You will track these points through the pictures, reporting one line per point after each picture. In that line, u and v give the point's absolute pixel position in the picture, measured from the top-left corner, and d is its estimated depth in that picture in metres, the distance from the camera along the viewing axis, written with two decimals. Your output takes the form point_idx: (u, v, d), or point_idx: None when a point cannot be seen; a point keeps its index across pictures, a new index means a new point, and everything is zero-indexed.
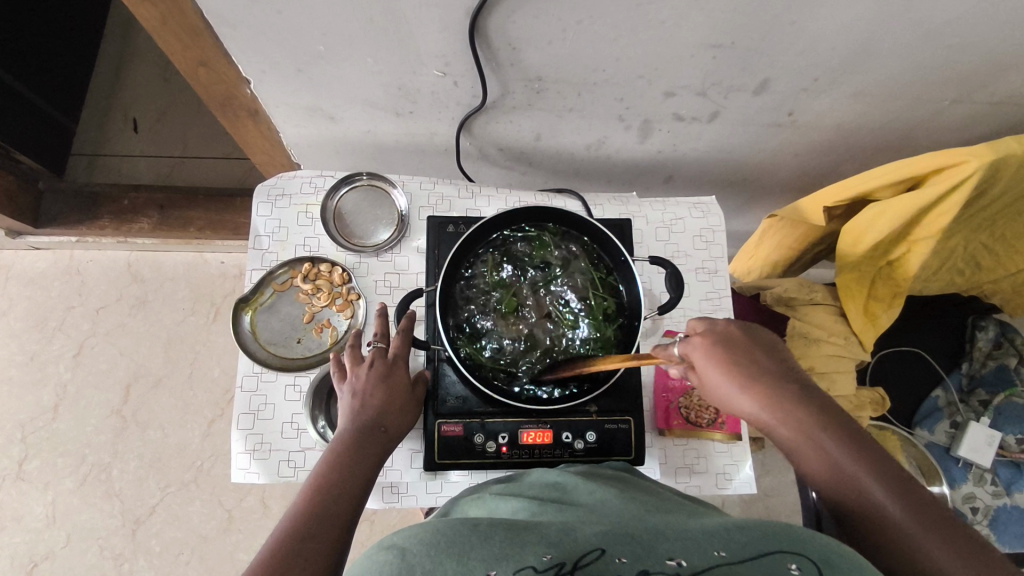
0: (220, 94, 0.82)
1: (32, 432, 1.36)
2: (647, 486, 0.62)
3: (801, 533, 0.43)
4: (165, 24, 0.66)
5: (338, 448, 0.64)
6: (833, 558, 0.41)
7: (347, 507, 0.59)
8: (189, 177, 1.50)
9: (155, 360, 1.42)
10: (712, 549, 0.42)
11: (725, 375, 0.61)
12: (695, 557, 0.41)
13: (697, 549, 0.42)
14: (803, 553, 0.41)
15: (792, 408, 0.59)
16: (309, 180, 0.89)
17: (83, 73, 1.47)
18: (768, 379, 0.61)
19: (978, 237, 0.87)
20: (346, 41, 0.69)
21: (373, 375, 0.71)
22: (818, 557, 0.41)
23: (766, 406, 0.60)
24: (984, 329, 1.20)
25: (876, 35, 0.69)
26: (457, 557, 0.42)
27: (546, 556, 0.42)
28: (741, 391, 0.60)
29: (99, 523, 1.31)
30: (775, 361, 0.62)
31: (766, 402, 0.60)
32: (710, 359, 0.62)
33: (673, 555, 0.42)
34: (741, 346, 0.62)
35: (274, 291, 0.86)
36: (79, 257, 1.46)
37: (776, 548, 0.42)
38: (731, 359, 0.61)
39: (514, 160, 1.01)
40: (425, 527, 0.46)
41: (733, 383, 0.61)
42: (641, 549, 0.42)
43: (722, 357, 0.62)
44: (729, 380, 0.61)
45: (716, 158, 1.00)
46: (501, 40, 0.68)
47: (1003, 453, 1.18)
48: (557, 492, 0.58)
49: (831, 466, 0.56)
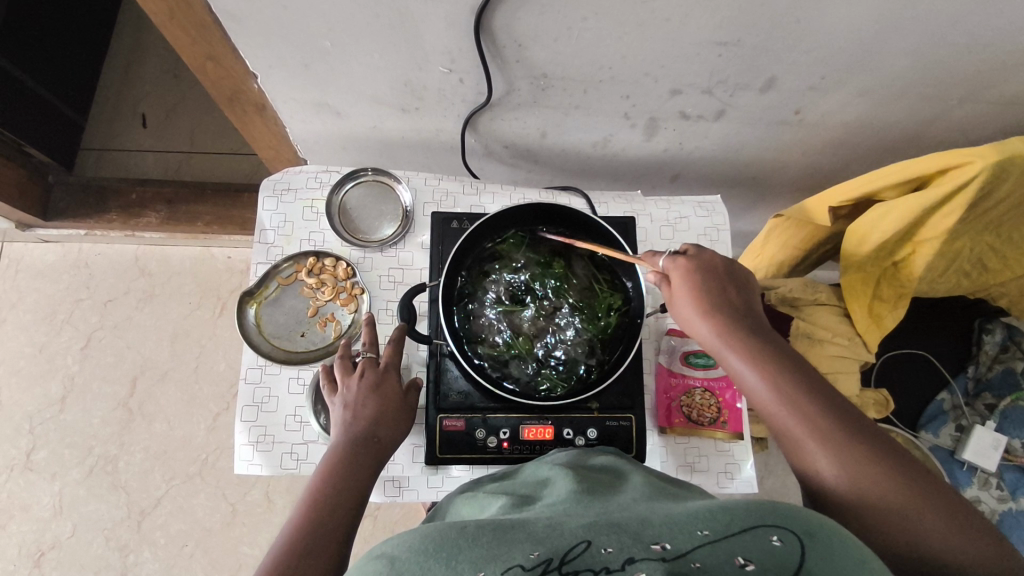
0: (227, 89, 0.82)
1: (40, 423, 1.37)
2: (627, 472, 0.62)
3: (781, 508, 0.44)
4: (173, 18, 0.67)
5: (331, 459, 0.64)
6: (816, 530, 0.43)
7: (343, 520, 0.60)
8: (197, 172, 1.51)
9: (161, 353, 1.43)
10: (696, 531, 0.42)
11: (698, 296, 0.66)
12: (680, 540, 0.41)
13: (682, 533, 0.42)
14: (783, 526, 0.42)
15: (754, 333, 0.64)
16: (316, 175, 0.90)
17: (93, 68, 1.48)
18: (738, 307, 0.66)
19: (984, 239, 0.86)
20: (352, 37, 0.70)
21: (365, 386, 0.71)
22: (801, 531, 0.42)
23: (730, 329, 0.64)
24: (991, 331, 1.19)
25: (884, 35, 0.69)
26: (445, 562, 0.42)
27: (533, 554, 0.41)
28: (710, 312, 0.65)
29: (104, 514, 1.33)
30: (745, 303, 0.67)
31: (732, 324, 0.64)
32: (688, 282, 0.67)
33: (658, 539, 0.42)
34: (716, 277, 0.68)
35: (279, 284, 0.86)
36: (88, 251, 1.47)
37: (758, 524, 0.42)
38: (706, 284, 0.67)
39: (519, 157, 1.01)
40: (414, 532, 0.47)
41: (705, 304, 0.65)
42: (626, 536, 0.42)
43: (699, 283, 0.67)
44: (701, 301, 0.66)
45: (722, 157, 1.00)
46: (506, 37, 0.68)
47: (1009, 457, 1.19)
48: (545, 487, 0.58)
49: (785, 388, 0.59)
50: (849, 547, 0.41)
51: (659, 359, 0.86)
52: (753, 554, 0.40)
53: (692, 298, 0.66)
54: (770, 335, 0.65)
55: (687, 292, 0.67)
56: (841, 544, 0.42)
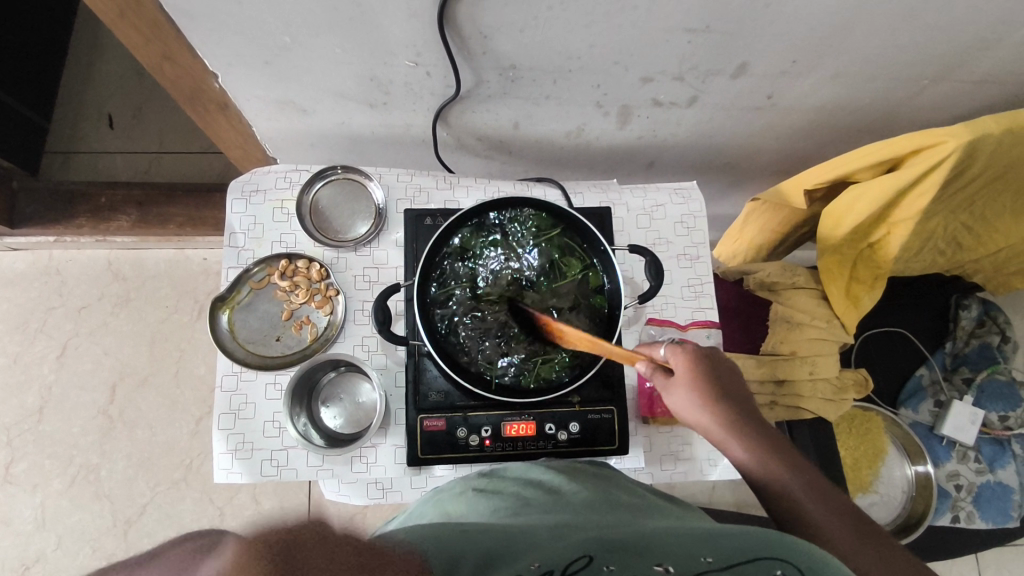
0: (188, 89, 0.80)
1: (18, 435, 1.35)
2: (621, 482, 0.62)
3: (788, 538, 0.48)
4: (125, 19, 0.64)
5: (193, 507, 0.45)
6: (813, 565, 0.47)
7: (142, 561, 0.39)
8: (167, 173, 1.48)
9: (139, 359, 1.40)
10: (701, 556, 0.45)
11: (697, 381, 0.69)
12: (685, 564, 0.45)
13: (687, 555, 0.45)
14: (785, 561, 0.46)
15: (762, 433, 0.68)
16: (284, 174, 0.88)
17: (52, 70, 1.44)
18: (733, 400, 0.69)
19: (958, 218, 0.87)
20: (312, 32, 0.67)
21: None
22: (801, 567, 0.46)
23: (735, 422, 0.67)
24: (968, 307, 1.19)
25: (852, 17, 0.68)
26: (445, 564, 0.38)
27: (534, 564, 0.41)
28: (705, 397, 0.68)
29: (89, 524, 1.31)
30: (732, 386, 0.71)
31: (733, 418, 0.68)
32: (688, 365, 0.70)
33: (663, 561, 0.44)
34: (713, 364, 0.72)
35: (251, 288, 0.84)
36: (59, 257, 1.44)
37: (760, 557, 0.46)
38: (705, 372, 0.70)
39: (493, 149, 1.00)
40: (412, 531, 0.43)
41: (703, 390, 0.69)
42: (629, 556, 0.44)
43: (699, 368, 0.70)
44: (702, 392, 0.68)
45: (697, 142, 0.99)
46: (472, 28, 0.67)
47: (986, 430, 1.21)
48: (538, 487, 0.57)
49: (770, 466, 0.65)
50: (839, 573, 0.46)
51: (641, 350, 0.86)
52: None
53: (688, 378, 0.69)
54: (751, 421, 0.69)
55: (685, 369, 0.70)
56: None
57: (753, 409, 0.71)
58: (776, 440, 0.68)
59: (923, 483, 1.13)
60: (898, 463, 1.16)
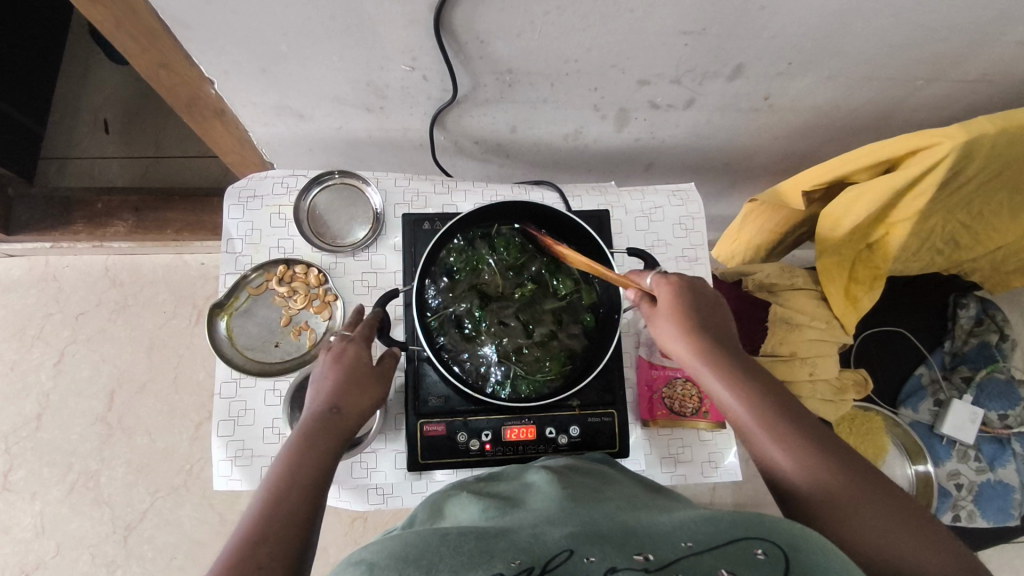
0: (183, 96, 0.80)
1: (16, 442, 1.35)
2: (616, 480, 0.62)
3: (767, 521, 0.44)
4: (120, 25, 0.64)
5: (260, 502, 0.54)
6: (799, 543, 0.43)
7: (303, 499, 0.55)
8: (164, 178, 1.48)
9: (137, 365, 1.40)
10: (680, 542, 0.43)
11: (683, 320, 0.67)
12: (663, 551, 0.42)
13: (666, 543, 0.43)
14: (768, 539, 0.43)
15: (748, 374, 0.64)
16: (281, 180, 0.88)
17: (47, 76, 1.44)
18: (717, 338, 0.67)
19: (955, 217, 0.87)
20: (307, 38, 0.67)
21: (326, 357, 0.67)
22: (785, 544, 0.43)
23: (718, 361, 0.65)
24: (966, 305, 1.20)
25: (848, 19, 0.68)
26: (424, 567, 0.40)
27: (514, 562, 0.41)
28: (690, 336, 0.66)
29: (89, 531, 1.30)
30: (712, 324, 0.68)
31: (717, 356, 0.65)
32: (673, 301, 0.67)
33: (641, 550, 0.42)
34: (699, 299, 0.69)
35: (249, 295, 0.84)
36: (56, 263, 1.43)
37: (743, 537, 0.43)
38: (689, 309, 0.67)
39: (491, 152, 0.99)
40: (396, 540, 0.45)
41: (688, 328, 0.66)
42: (608, 546, 0.43)
43: (684, 305, 0.67)
44: (687, 328, 0.66)
45: (694, 144, 0.99)
46: (468, 33, 0.66)
47: (986, 428, 1.20)
48: (530, 492, 0.56)
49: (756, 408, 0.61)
50: (834, 558, 0.42)
51: (640, 351, 0.86)
52: (733, 561, 0.41)
53: (673, 316, 0.67)
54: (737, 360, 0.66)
55: (669, 306, 0.67)
56: (826, 561, 0.42)
57: (738, 348, 0.68)
58: (764, 379, 0.64)
59: (923, 481, 1.16)
60: (899, 463, 1.16)
